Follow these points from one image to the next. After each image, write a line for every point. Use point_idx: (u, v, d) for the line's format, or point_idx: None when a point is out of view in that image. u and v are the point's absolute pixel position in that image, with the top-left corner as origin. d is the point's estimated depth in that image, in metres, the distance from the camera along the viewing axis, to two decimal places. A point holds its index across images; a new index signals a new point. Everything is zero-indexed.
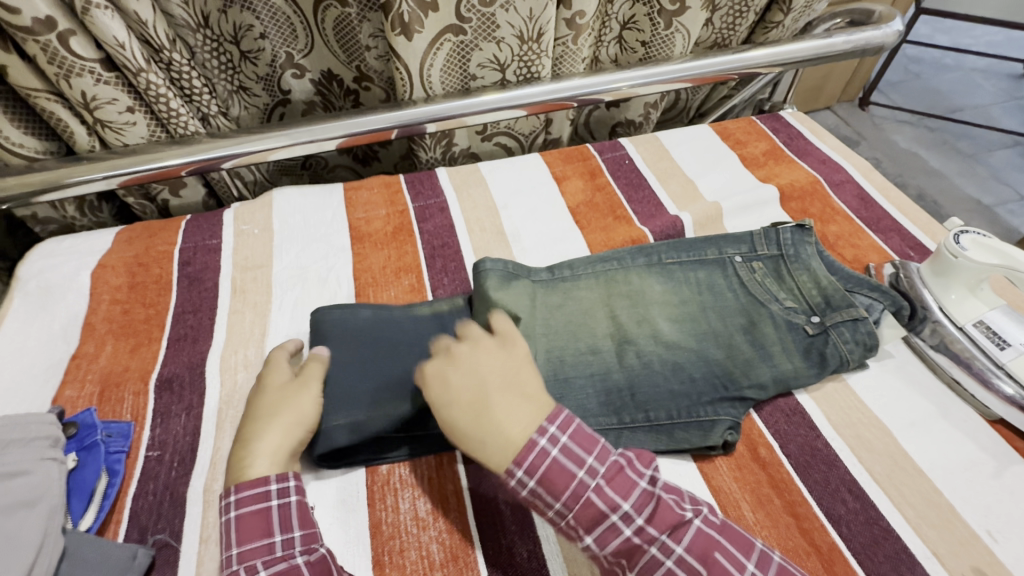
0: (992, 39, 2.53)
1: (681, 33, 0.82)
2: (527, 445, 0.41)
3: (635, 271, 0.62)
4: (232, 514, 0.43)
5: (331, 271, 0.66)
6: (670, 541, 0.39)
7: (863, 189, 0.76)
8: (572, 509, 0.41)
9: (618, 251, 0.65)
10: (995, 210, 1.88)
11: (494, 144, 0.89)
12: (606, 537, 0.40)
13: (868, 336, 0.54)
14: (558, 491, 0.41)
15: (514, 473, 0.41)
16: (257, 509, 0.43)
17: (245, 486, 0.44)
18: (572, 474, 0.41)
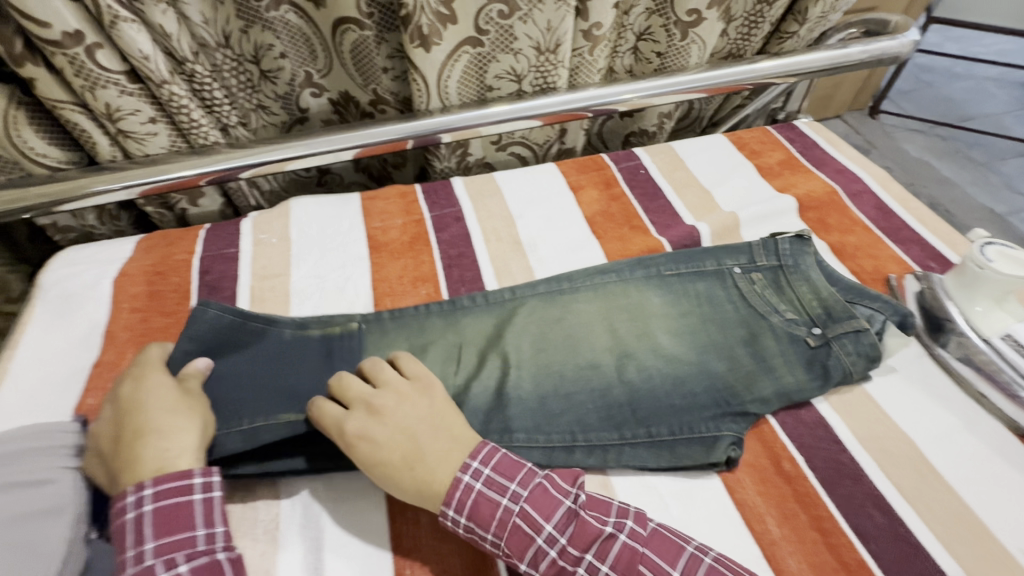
0: (1003, 48, 2.52)
1: (696, 44, 0.82)
2: (451, 484, 0.42)
3: (634, 284, 0.63)
4: (144, 511, 0.39)
5: (349, 280, 0.66)
6: (595, 557, 0.39)
7: (882, 199, 0.76)
8: (502, 538, 0.41)
9: (617, 263, 0.66)
10: (1008, 220, 1.86)
11: (510, 154, 0.89)
12: (535, 561, 0.40)
13: (871, 347, 0.54)
14: (485, 522, 0.41)
15: (446, 513, 0.42)
16: (178, 503, 0.40)
17: (164, 480, 0.40)
18: (495, 502, 0.41)
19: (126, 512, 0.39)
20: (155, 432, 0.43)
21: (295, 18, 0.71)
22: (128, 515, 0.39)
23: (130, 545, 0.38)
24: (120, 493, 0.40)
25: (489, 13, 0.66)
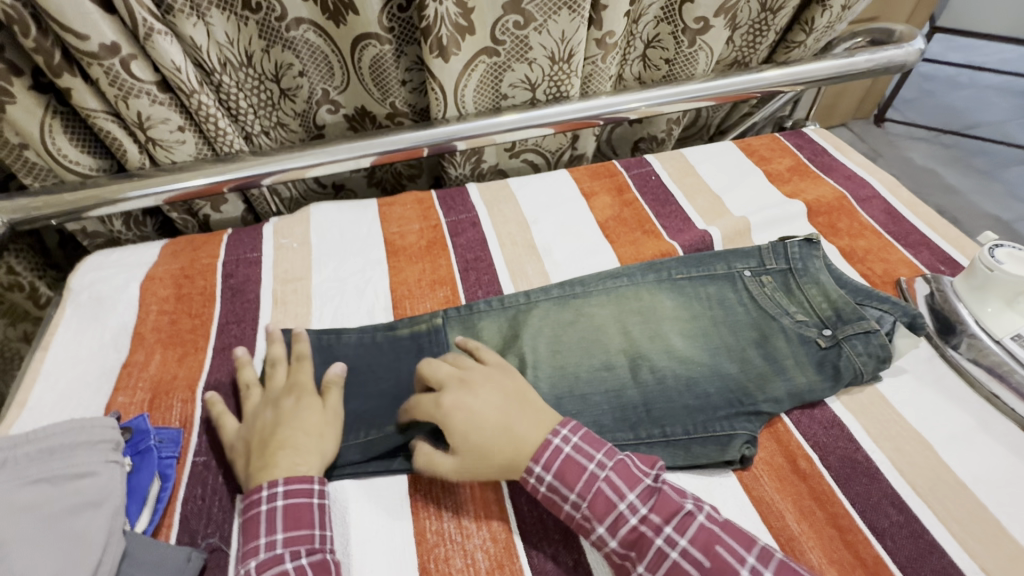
0: (1006, 57, 2.54)
1: (704, 50, 0.84)
2: (542, 446, 0.47)
3: (645, 288, 0.65)
4: (275, 505, 0.44)
5: (368, 283, 0.68)
6: (675, 531, 0.42)
7: (890, 204, 0.77)
8: (585, 499, 0.45)
9: (627, 267, 0.68)
10: (1016, 226, 1.86)
11: (522, 161, 0.91)
12: (615, 525, 0.43)
13: (880, 348, 0.55)
14: (571, 483, 0.45)
15: (533, 471, 0.46)
16: (302, 503, 0.45)
17: (293, 480, 0.45)
18: (583, 466, 0.45)
19: (260, 504, 0.44)
20: (284, 442, 0.48)
21: (315, 37, 0.73)
22: (260, 504, 0.44)
23: (261, 534, 0.43)
24: (254, 488, 0.45)
25: (505, 23, 0.68)
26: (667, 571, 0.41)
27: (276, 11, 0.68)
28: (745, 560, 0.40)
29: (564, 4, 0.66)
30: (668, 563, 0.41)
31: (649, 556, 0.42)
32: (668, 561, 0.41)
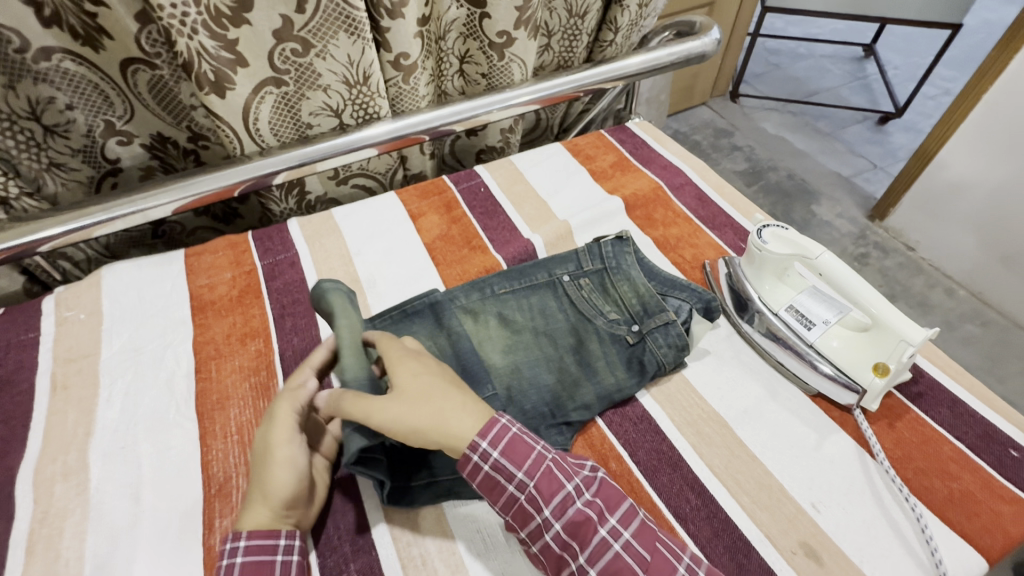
0: (835, 28, 2.85)
1: (516, 62, 0.83)
2: (491, 422, 0.45)
3: (470, 308, 0.63)
4: (234, 562, 0.42)
5: (169, 348, 0.62)
6: (620, 520, 0.43)
7: (701, 189, 0.82)
8: (532, 480, 0.44)
9: (452, 289, 0.65)
10: (853, 181, 2.09)
11: (352, 186, 0.87)
12: (560, 509, 0.43)
13: (679, 337, 0.58)
14: (519, 463, 0.44)
15: (479, 445, 0.44)
16: (263, 560, 0.42)
17: (257, 535, 0.43)
18: (533, 446, 0.45)
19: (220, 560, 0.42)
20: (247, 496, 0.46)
21: (75, 67, 0.64)
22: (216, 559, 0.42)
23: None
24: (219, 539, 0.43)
25: (283, 51, 0.64)
26: (609, 561, 0.42)
27: (15, 42, 0.59)
28: (685, 557, 0.42)
29: (340, 27, 0.63)
30: (610, 553, 0.42)
31: (591, 544, 0.42)
32: (610, 552, 0.42)
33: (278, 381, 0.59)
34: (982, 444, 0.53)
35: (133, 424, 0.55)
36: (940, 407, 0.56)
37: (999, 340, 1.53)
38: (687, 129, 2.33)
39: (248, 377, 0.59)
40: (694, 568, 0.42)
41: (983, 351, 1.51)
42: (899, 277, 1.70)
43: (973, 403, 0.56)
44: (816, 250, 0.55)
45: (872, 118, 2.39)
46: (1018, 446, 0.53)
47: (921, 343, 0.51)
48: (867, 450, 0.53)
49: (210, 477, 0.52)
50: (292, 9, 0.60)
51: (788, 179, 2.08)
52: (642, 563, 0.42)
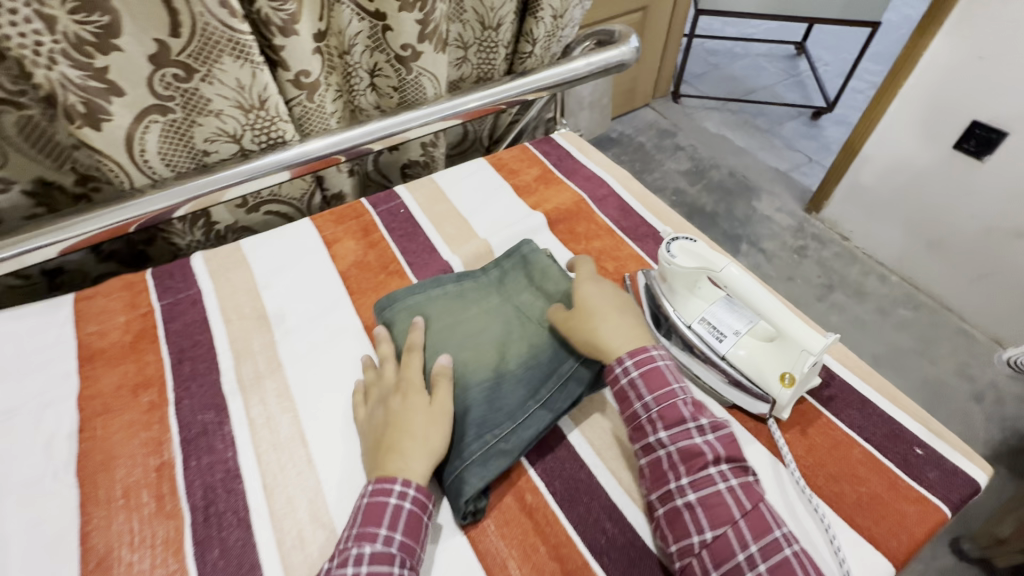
0: (768, 28, 2.95)
1: (428, 75, 0.81)
2: (641, 350, 0.53)
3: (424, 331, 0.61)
4: (403, 504, 0.46)
5: (49, 406, 0.56)
6: (730, 470, 0.48)
7: (623, 200, 0.82)
8: (659, 404, 0.50)
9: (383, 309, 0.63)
10: (791, 175, 2.16)
11: (266, 214, 0.83)
12: (677, 436, 0.49)
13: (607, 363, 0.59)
14: (652, 388, 0.51)
15: (622, 362, 0.53)
16: (410, 519, 0.46)
17: (424, 488, 0.48)
18: (669, 381, 0.52)
19: (390, 500, 0.46)
20: (398, 450, 0.50)
21: None
22: (389, 494, 0.46)
23: (382, 525, 0.45)
24: (386, 477, 0.48)
25: (163, 77, 0.59)
26: (709, 493, 0.46)
27: None
28: (783, 525, 0.46)
29: (224, 50, 0.60)
30: (713, 488, 0.47)
31: (695, 476, 0.47)
32: (712, 487, 0.47)
33: (171, 434, 0.55)
34: (889, 444, 0.54)
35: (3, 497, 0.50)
36: (850, 409, 0.56)
37: (931, 322, 1.60)
38: (631, 131, 2.36)
39: (138, 433, 0.55)
40: (788, 536, 0.45)
41: (917, 334, 1.57)
42: (836, 267, 1.76)
43: (882, 404, 0.57)
44: (720, 261, 0.55)
45: (805, 114, 2.48)
46: (922, 443, 0.54)
47: (821, 352, 0.51)
48: (779, 460, 0.53)
49: (89, 551, 0.47)
50: (167, 33, 0.56)
51: (729, 176, 2.13)
52: (740, 510, 0.46)
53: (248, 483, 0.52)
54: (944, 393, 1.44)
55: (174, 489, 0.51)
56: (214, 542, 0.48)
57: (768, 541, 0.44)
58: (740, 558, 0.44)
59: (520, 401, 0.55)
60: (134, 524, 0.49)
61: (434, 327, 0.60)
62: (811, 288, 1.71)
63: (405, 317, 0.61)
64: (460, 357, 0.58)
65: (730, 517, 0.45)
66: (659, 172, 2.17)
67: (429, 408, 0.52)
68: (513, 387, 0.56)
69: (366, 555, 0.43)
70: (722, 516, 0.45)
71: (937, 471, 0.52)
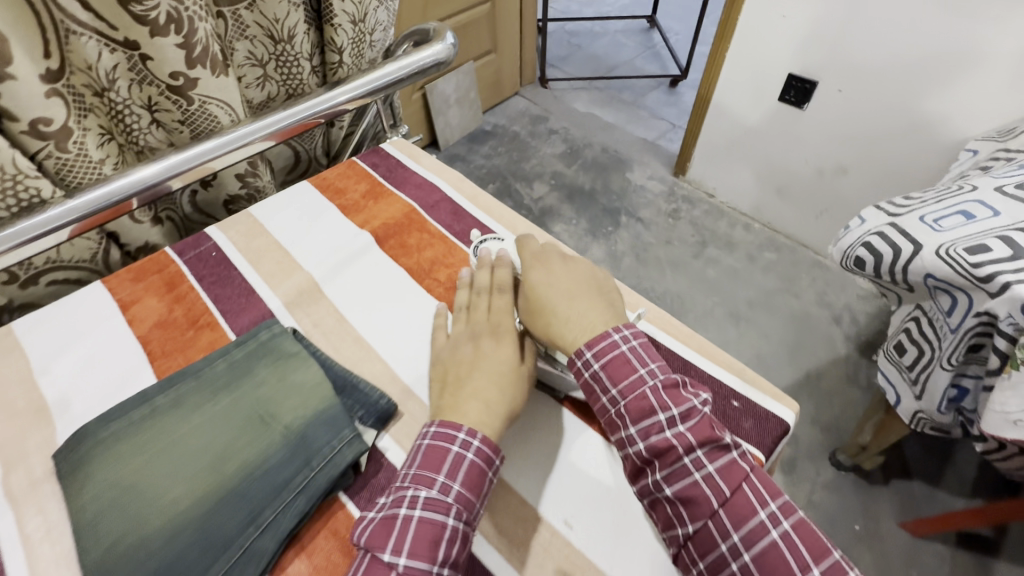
0: (622, 5, 3.08)
1: (217, 103, 0.74)
2: (600, 337, 0.51)
3: (115, 451, 0.49)
4: (465, 453, 0.47)
5: None
6: (711, 461, 0.46)
7: (455, 203, 0.79)
8: (625, 398, 0.49)
9: (88, 424, 0.51)
10: (658, 143, 2.27)
11: (48, 284, 0.72)
12: (647, 432, 0.47)
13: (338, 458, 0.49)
14: (617, 382, 0.50)
15: (583, 354, 0.51)
16: (467, 465, 0.47)
17: (487, 439, 0.48)
18: (635, 370, 0.49)
19: (460, 445, 0.47)
20: (467, 398, 0.51)
21: None
22: (452, 442, 0.47)
23: (439, 472, 0.46)
24: (453, 423, 0.49)
25: None
26: (686, 485, 0.45)
27: None
28: (769, 504, 0.45)
29: None
30: (688, 479, 0.45)
31: (670, 471, 0.46)
32: (689, 478, 0.45)
33: None
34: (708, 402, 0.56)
35: None
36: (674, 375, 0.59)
37: (790, 261, 1.75)
38: (504, 121, 2.37)
39: None
40: (775, 516, 0.44)
41: (780, 273, 1.72)
42: (706, 224, 1.87)
43: (703, 365, 0.59)
44: (535, 246, 0.62)
45: (665, 83, 2.62)
46: (738, 395, 0.57)
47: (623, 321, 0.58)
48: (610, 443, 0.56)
49: None
50: None
51: (602, 153, 2.21)
52: (720, 500, 0.45)
53: None
54: (809, 322, 1.59)
55: None
56: None
57: (753, 527, 0.44)
58: (724, 550, 0.44)
59: (224, 532, 0.45)
60: None
61: (127, 458, 0.49)
62: (687, 247, 1.81)
63: (100, 447, 0.49)
64: (148, 493, 0.47)
65: (710, 507, 0.45)
66: (536, 158, 2.20)
67: (515, 366, 0.54)
68: (228, 511, 0.46)
69: (420, 499, 0.44)
70: (702, 509, 0.45)
71: (751, 419, 0.55)
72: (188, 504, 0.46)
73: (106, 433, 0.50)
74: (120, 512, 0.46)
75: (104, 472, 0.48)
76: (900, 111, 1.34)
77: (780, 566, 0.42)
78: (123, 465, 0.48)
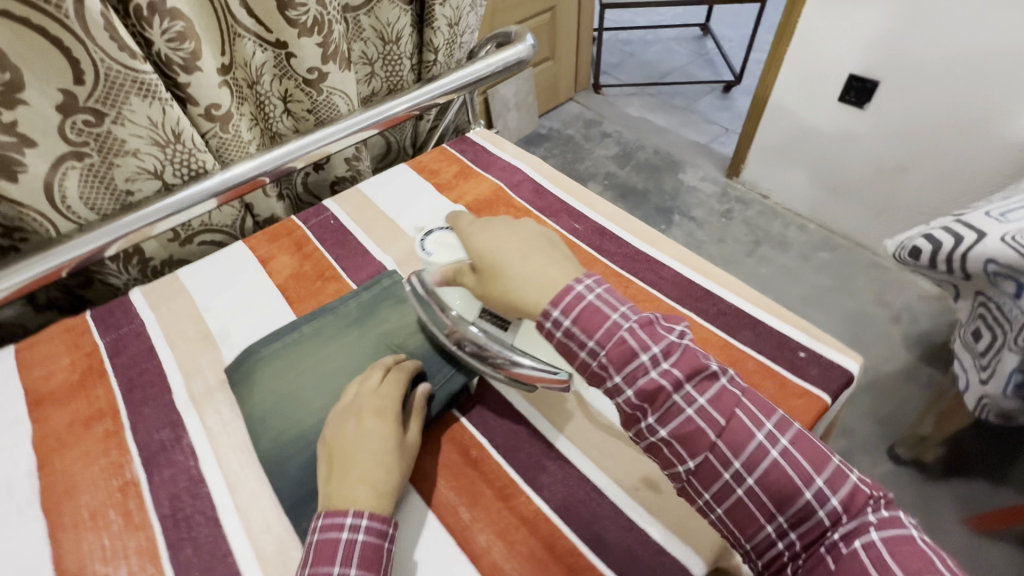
0: (674, 14, 3.13)
1: (338, 94, 0.86)
2: (564, 292, 0.50)
3: (276, 365, 0.61)
4: (355, 538, 0.44)
5: (4, 451, 0.58)
6: (702, 395, 0.47)
7: (537, 183, 0.89)
8: (606, 345, 0.48)
9: (252, 344, 0.64)
10: (710, 146, 2.31)
11: (199, 244, 0.86)
12: (633, 376, 0.47)
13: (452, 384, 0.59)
14: (592, 331, 0.49)
15: (552, 311, 0.50)
16: (343, 559, 0.43)
17: (376, 518, 0.46)
18: (608, 316, 0.49)
19: (346, 533, 0.44)
20: (358, 477, 0.48)
21: None
22: (340, 530, 0.44)
23: (334, 563, 0.43)
24: (337, 511, 0.45)
25: (74, 123, 0.62)
26: (680, 424, 0.46)
27: None
28: (765, 426, 0.46)
29: (131, 91, 0.63)
30: (683, 417, 0.46)
31: (661, 412, 0.46)
32: (683, 416, 0.46)
33: (131, 456, 0.57)
34: (778, 352, 0.63)
35: None
36: (743, 329, 0.65)
37: (847, 260, 1.75)
38: (559, 125, 2.47)
39: (97, 460, 0.57)
40: (773, 435, 0.46)
41: (836, 272, 1.72)
42: (759, 224, 1.90)
43: (771, 321, 0.66)
44: (468, 224, 0.59)
45: (717, 89, 2.65)
46: (805, 347, 0.63)
47: None
48: None
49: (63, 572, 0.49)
50: (70, 82, 0.59)
51: (655, 155, 2.26)
52: (717, 431, 0.46)
53: (211, 485, 0.55)
54: (866, 320, 1.58)
55: (140, 504, 0.54)
56: (185, 542, 0.50)
57: (752, 450, 0.45)
58: (729, 476, 0.46)
59: None
60: (105, 541, 0.51)
61: (285, 372, 0.60)
62: (740, 246, 1.84)
63: (263, 363, 0.61)
64: (305, 397, 0.58)
65: (706, 440, 0.46)
66: (590, 160, 2.28)
67: (391, 448, 0.51)
68: None
69: None
70: (700, 443, 0.46)
71: (818, 367, 0.61)
72: (337, 407, 0.57)
73: (268, 351, 0.62)
74: (286, 410, 0.57)
75: (268, 381, 0.59)
76: (964, 108, 1.33)
77: (783, 481, 0.44)
78: (281, 375, 0.59)
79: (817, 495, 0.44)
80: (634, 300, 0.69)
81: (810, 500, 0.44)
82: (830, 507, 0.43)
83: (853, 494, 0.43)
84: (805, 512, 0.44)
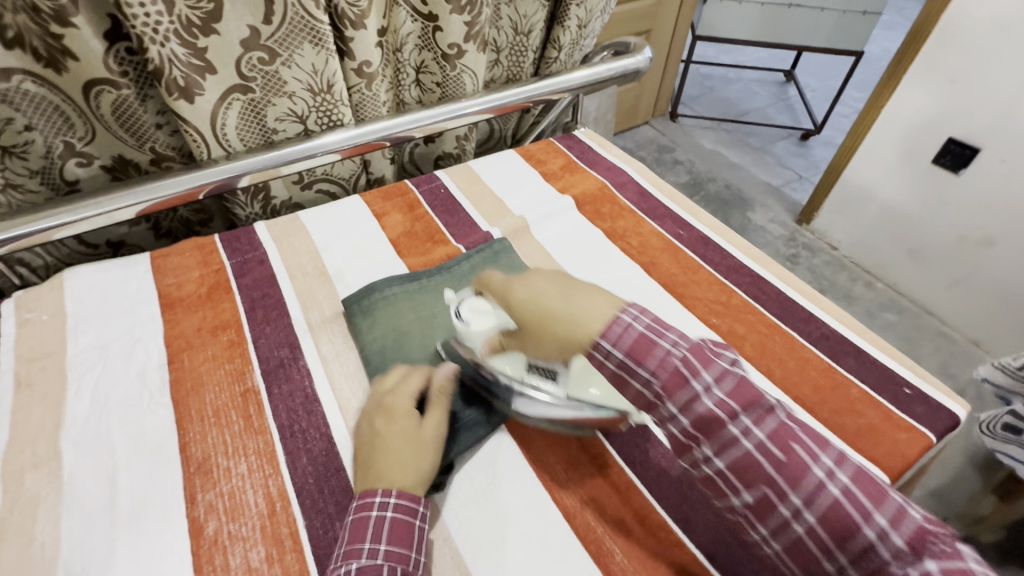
0: (760, 56, 3.13)
1: (468, 72, 0.90)
2: (613, 323, 0.45)
3: (393, 309, 0.65)
4: (385, 515, 0.46)
5: (138, 342, 0.63)
6: (714, 380, 0.42)
7: (642, 187, 0.91)
8: (659, 377, 0.43)
9: (371, 285, 0.68)
10: (783, 190, 2.28)
11: (316, 191, 0.91)
12: (685, 405, 0.42)
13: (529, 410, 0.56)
14: (641, 358, 0.43)
15: (600, 346, 0.45)
16: (377, 531, 0.45)
17: (403, 495, 0.47)
18: (655, 343, 0.44)
19: (376, 508, 0.46)
20: (381, 463, 0.49)
21: (37, 89, 0.65)
22: (371, 507, 0.46)
23: (365, 539, 0.44)
24: (368, 490, 0.47)
25: (250, 59, 0.68)
26: (736, 457, 0.40)
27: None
28: (823, 460, 0.40)
29: (305, 37, 0.69)
30: (739, 449, 0.40)
31: (651, 362, 0.43)
32: (739, 449, 0.40)
33: (252, 366, 0.61)
34: (882, 385, 0.62)
35: (105, 414, 0.56)
36: (848, 356, 0.65)
37: (913, 325, 1.69)
38: (632, 146, 2.49)
39: (222, 365, 0.61)
40: (832, 472, 0.39)
41: (903, 335, 1.66)
42: (825, 273, 1.86)
43: (876, 354, 0.66)
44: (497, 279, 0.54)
45: (796, 135, 2.62)
46: (910, 384, 0.62)
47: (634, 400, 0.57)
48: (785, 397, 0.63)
49: (188, 458, 0.53)
50: (259, 21, 0.65)
51: (725, 189, 2.25)
52: (773, 464, 0.39)
53: (325, 406, 0.58)
54: None
55: (261, 410, 0.57)
56: (302, 452, 0.54)
57: (809, 487, 0.39)
58: (786, 514, 0.39)
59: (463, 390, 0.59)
60: (226, 438, 0.55)
61: (404, 317, 0.65)
62: None
63: (380, 307, 0.65)
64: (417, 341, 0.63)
65: (767, 476, 0.39)
66: None
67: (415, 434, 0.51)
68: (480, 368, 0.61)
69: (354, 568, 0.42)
70: (755, 476, 0.40)
71: (924, 406, 0.60)
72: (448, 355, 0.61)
73: (385, 294, 0.67)
74: (405, 353, 0.62)
75: (385, 320, 0.64)
76: None
77: (841, 522, 0.37)
78: (398, 316, 0.65)
79: (862, 512, 0.37)
80: (735, 311, 0.70)
81: (847, 512, 0.38)
82: (891, 545, 0.36)
83: (904, 520, 0.37)
84: (848, 532, 0.37)
